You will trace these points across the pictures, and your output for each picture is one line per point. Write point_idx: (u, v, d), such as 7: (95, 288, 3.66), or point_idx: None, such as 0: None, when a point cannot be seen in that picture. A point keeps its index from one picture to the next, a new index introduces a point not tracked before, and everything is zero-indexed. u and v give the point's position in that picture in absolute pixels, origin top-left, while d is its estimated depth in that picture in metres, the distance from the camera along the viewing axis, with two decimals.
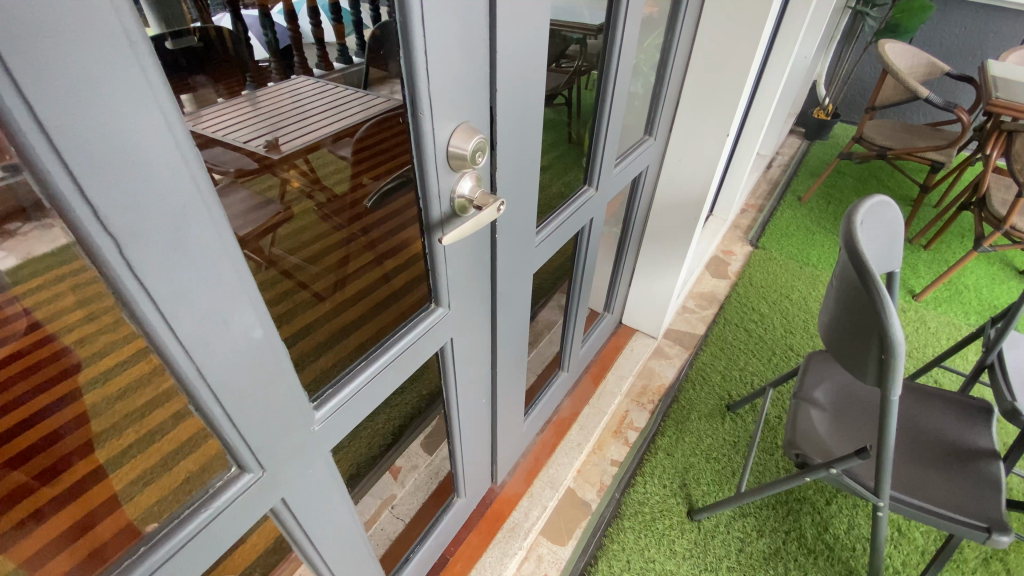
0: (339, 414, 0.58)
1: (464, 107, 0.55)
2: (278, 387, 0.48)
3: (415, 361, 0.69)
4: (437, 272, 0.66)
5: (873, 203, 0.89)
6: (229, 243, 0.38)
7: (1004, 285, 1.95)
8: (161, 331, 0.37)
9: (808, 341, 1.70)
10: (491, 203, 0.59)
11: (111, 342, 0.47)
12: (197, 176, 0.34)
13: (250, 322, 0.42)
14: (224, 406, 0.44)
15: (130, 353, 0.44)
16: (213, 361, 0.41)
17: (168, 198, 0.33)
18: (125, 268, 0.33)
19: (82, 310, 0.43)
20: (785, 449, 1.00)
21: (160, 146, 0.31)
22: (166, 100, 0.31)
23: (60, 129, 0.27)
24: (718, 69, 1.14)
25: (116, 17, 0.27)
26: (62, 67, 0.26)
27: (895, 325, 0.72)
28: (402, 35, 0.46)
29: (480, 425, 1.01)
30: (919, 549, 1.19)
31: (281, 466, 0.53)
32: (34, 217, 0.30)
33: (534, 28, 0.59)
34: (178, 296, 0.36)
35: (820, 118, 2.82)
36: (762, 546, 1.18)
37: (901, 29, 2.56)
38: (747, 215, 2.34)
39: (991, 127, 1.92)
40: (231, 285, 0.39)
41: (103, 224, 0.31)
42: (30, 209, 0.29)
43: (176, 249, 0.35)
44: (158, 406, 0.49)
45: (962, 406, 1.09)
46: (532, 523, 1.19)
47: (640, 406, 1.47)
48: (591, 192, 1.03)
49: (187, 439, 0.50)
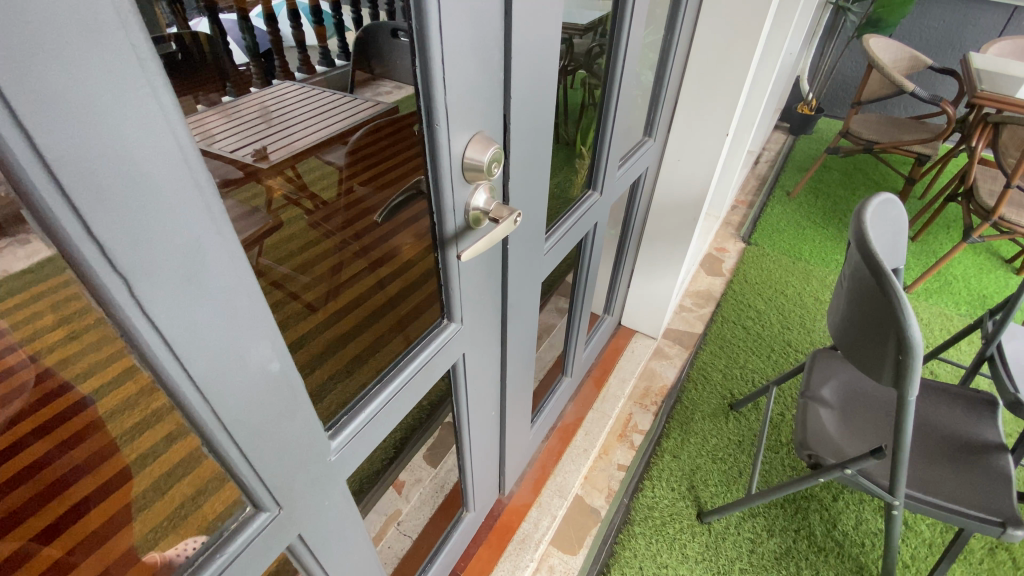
0: (356, 441, 0.56)
1: (479, 116, 0.53)
2: (295, 421, 0.45)
3: (429, 380, 0.66)
4: (450, 288, 0.63)
5: (879, 200, 0.89)
6: (246, 274, 0.35)
7: (992, 275, 1.99)
8: (173, 373, 0.33)
9: (806, 336, 1.71)
10: (507, 215, 0.57)
11: (96, 368, 0.43)
12: (211, 205, 0.31)
13: (266, 356, 0.39)
14: (240, 445, 0.41)
15: (119, 380, 0.39)
16: (229, 401, 0.38)
17: (181, 232, 0.30)
18: (135, 308, 0.30)
19: (58, 328, 0.38)
20: (798, 450, 0.99)
21: (174, 176, 0.29)
22: (178, 123, 0.28)
23: (62, 159, 0.24)
24: (716, 69, 1.13)
25: (123, 34, 0.24)
26: (62, 91, 0.23)
27: (914, 325, 0.72)
28: (418, 42, 0.44)
29: (490, 437, 0.99)
30: (927, 542, 1.20)
31: (298, 501, 0.50)
32: (8, 230, 0.26)
33: (547, 32, 0.57)
34: (192, 335, 0.33)
35: (804, 113, 2.85)
36: (774, 546, 1.18)
37: (882, 23, 2.61)
38: (737, 212, 2.35)
39: (976, 119, 1.95)
40: (249, 318, 0.37)
41: (111, 262, 0.27)
42: (3, 222, 0.25)
43: (191, 284, 0.32)
44: (143, 425, 0.44)
45: (967, 399, 1.10)
46: (542, 534, 1.17)
47: (643, 408, 1.46)
48: (596, 197, 1.03)
49: (177, 463, 0.45)
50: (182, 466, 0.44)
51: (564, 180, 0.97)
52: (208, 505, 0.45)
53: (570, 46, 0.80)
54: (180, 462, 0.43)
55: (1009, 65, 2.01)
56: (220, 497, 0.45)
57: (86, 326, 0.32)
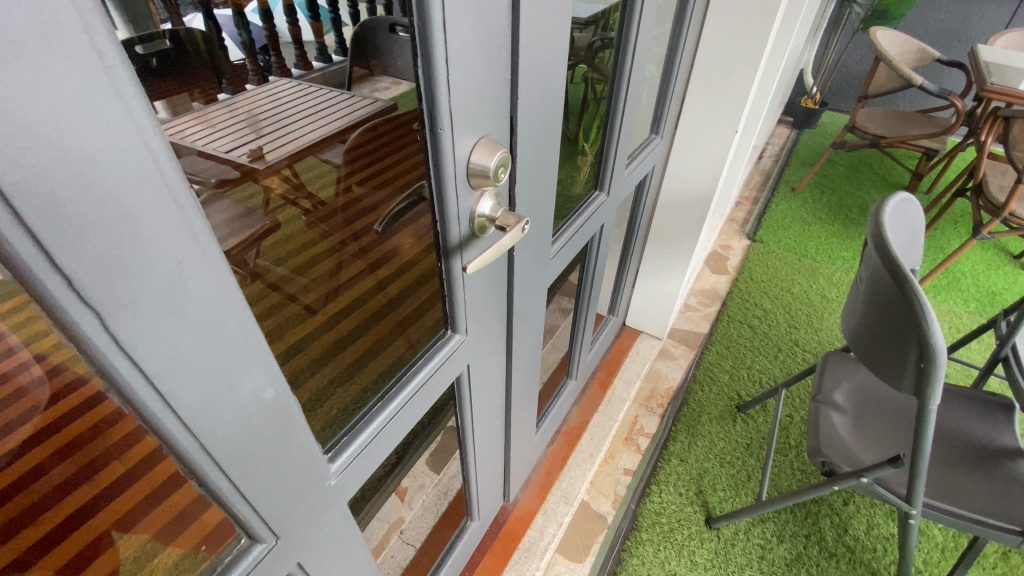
0: (356, 463, 0.53)
1: (486, 118, 0.50)
2: (291, 448, 0.43)
3: (432, 394, 0.64)
4: (455, 298, 0.60)
5: (897, 200, 0.86)
6: (237, 297, 0.32)
7: (1000, 272, 1.96)
8: (156, 409, 0.30)
9: (813, 336, 1.68)
10: (515, 223, 0.54)
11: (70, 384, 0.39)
12: (195, 226, 0.28)
13: (260, 383, 0.37)
14: (232, 478, 0.38)
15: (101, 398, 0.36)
16: (220, 433, 0.35)
17: (159, 256, 0.27)
18: (111, 344, 0.27)
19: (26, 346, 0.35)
20: (811, 457, 0.96)
21: (149, 197, 0.26)
22: (154, 138, 0.25)
23: (18, 184, 0.21)
24: (725, 63, 1.10)
25: (86, 36, 0.21)
26: (12, 103, 0.20)
27: (937, 332, 0.69)
28: (421, 40, 0.40)
29: (495, 445, 0.96)
30: (940, 547, 1.18)
31: (296, 529, 0.47)
32: None
33: (556, 27, 0.54)
34: (176, 368, 0.30)
35: (808, 107, 2.81)
36: (784, 552, 1.16)
37: (888, 15, 2.57)
38: (741, 208, 2.32)
39: (984, 112, 1.92)
40: (241, 345, 0.34)
41: (81, 295, 0.24)
42: None
43: (172, 312, 0.29)
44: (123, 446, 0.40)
45: (983, 403, 1.07)
46: (549, 541, 1.14)
47: (649, 411, 1.43)
48: (602, 198, 1.00)
49: (155, 488, 0.42)
50: (164, 485, 0.40)
51: (571, 178, 0.94)
52: (191, 530, 0.42)
53: (576, 41, 0.77)
54: (161, 482, 0.40)
55: (1019, 57, 1.97)
56: (200, 523, 0.42)
57: (56, 346, 0.29)
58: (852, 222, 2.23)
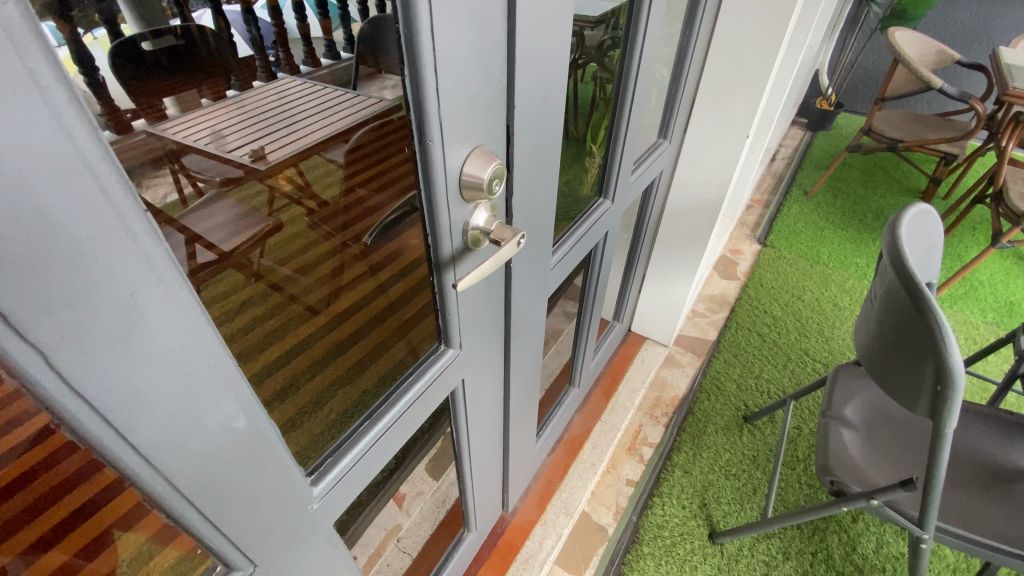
0: (341, 485, 0.51)
1: (480, 128, 0.48)
2: (268, 475, 0.41)
3: (424, 411, 0.62)
4: (448, 313, 0.58)
5: (914, 211, 0.83)
6: (202, 324, 0.30)
7: (1019, 281, 1.91)
8: (114, 445, 0.29)
9: (823, 345, 1.64)
10: (510, 237, 0.51)
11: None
12: (152, 252, 0.26)
13: (230, 413, 0.35)
14: (202, 510, 0.36)
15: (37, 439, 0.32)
16: (187, 466, 0.33)
17: (111, 286, 0.25)
18: (59, 381, 0.25)
19: None
20: (819, 476, 0.93)
21: (93, 222, 0.24)
22: (102, 162, 0.23)
23: None
24: (737, 67, 1.06)
25: (15, 54, 0.19)
26: None
27: (956, 355, 0.66)
28: (407, 46, 0.38)
29: (492, 457, 0.94)
30: (952, 568, 1.14)
31: (275, 556, 0.46)
32: None
33: (557, 32, 0.51)
34: (133, 402, 0.29)
35: (823, 109, 2.75)
36: (789, 570, 1.12)
37: (907, 15, 2.51)
38: (753, 211, 2.27)
39: (1006, 116, 1.86)
40: (207, 374, 0.32)
41: (20, 333, 0.23)
42: None
43: (127, 345, 0.27)
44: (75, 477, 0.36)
45: (1000, 422, 1.03)
46: (547, 554, 1.12)
47: (653, 420, 1.40)
48: (607, 205, 0.97)
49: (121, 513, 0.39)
50: (131, 512, 0.37)
51: (576, 180, 0.91)
52: (169, 550, 0.40)
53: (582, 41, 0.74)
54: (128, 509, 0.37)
55: None
56: (174, 546, 0.40)
57: None
58: (867, 227, 2.18)
